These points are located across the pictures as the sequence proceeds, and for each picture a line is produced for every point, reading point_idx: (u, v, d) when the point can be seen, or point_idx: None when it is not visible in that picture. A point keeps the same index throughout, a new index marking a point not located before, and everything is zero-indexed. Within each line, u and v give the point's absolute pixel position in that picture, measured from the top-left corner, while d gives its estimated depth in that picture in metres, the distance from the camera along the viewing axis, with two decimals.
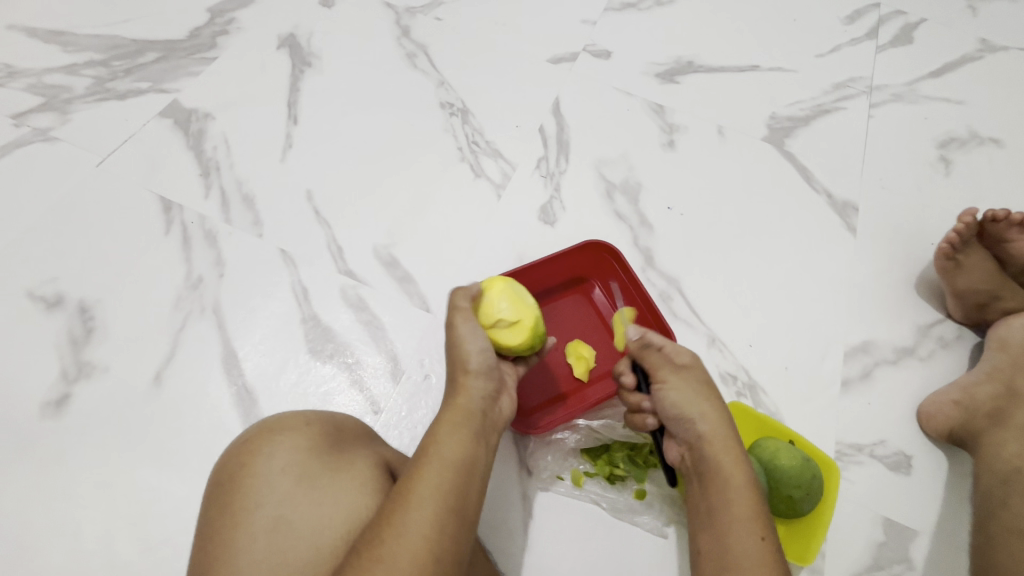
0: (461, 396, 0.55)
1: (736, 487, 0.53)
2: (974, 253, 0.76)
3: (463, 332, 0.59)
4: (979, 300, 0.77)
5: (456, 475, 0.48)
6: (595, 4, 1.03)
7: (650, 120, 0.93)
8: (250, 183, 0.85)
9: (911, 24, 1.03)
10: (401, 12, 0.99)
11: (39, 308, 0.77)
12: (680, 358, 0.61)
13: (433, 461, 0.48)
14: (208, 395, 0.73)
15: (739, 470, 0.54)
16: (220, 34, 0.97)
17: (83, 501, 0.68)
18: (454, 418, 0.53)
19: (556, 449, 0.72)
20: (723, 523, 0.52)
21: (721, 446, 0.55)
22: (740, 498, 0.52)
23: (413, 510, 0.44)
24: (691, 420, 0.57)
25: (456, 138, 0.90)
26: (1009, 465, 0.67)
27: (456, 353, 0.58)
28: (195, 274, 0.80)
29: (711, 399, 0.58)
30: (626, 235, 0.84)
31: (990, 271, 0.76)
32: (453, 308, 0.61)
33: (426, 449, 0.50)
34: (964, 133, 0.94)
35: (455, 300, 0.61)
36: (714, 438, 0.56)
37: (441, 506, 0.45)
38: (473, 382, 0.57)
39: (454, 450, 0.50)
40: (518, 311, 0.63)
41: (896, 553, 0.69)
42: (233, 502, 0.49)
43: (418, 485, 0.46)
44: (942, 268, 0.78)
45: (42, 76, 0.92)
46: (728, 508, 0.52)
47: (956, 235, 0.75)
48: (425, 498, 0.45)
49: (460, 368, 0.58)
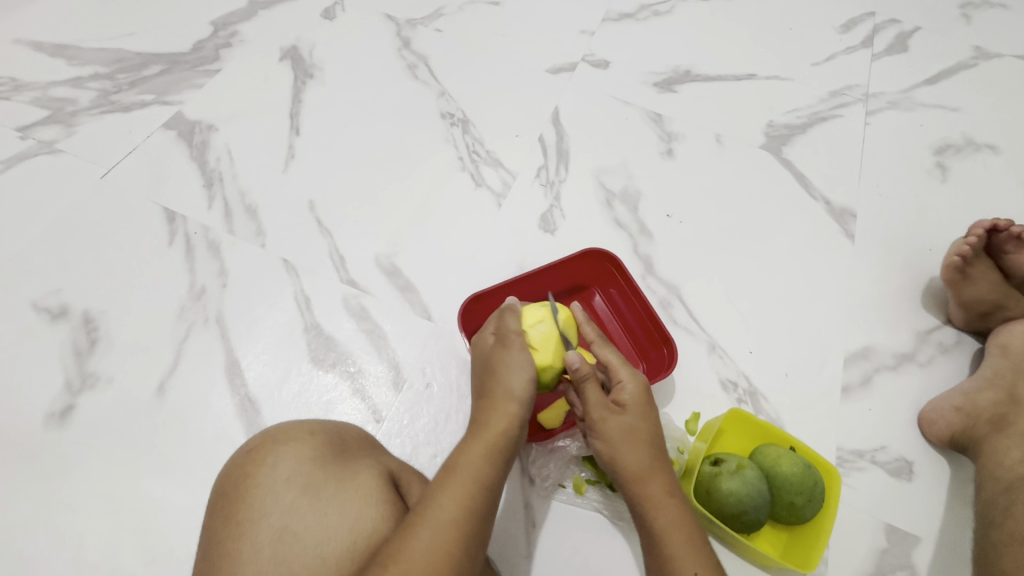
0: (496, 417, 0.56)
1: (668, 530, 0.53)
2: (979, 264, 0.77)
3: (514, 359, 0.60)
4: (986, 310, 0.77)
5: (481, 497, 0.49)
6: (593, 15, 1.04)
7: (650, 129, 0.94)
8: (253, 194, 0.86)
9: (906, 32, 1.04)
10: (402, 24, 1.01)
11: (43, 319, 0.77)
12: (620, 395, 0.60)
13: (462, 480, 0.49)
14: (211, 405, 0.74)
15: (667, 514, 0.54)
16: (223, 47, 0.98)
17: (87, 513, 0.68)
18: (484, 439, 0.54)
19: (558, 457, 0.71)
20: (664, 561, 0.52)
21: (648, 489, 0.56)
22: (669, 542, 0.52)
23: (430, 529, 0.45)
24: (616, 463, 0.57)
25: (456, 148, 0.91)
26: (1011, 473, 0.66)
27: (503, 378, 0.59)
28: (199, 284, 0.80)
29: (645, 438, 0.58)
30: (626, 244, 0.85)
31: (994, 282, 0.77)
32: (504, 331, 0.63)
33: (451, 466, 0.51)
34: (960, 140, 0.94)
35: (506, 322, 0.64)
36: (647, 477, 0.56)
37: (464, 525, 0.46)
38: (512, 407, 0.57)
39: (483, 470, 0.51)
40: (536, 336, 0.63)
41: (899, 560, 0.69)
42: (237, 513, 0.50)
43: (441, 500, 0.47)
44: (950, 279, 0.78)
45: (47, 89, 0.93)
46: (663, 551, 0.52)
47: (967, 247, 0.76)
48: (437, 517, 0.46)
49: (501, 392, 0.58)
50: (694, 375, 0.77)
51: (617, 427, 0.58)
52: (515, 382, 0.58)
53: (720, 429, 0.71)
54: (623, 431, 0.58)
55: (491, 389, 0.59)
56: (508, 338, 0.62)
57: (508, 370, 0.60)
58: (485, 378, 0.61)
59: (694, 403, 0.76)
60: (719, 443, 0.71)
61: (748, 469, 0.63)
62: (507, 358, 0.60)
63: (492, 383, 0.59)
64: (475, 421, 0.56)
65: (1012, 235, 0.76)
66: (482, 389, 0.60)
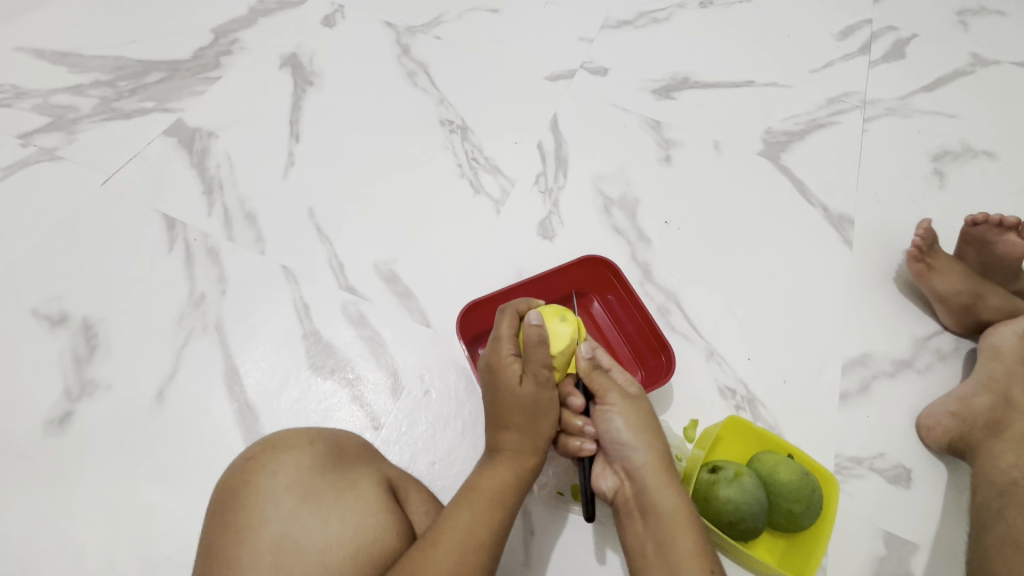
0: (522, 448, 0.58)
1: (681, 519, 0.55)
2: (941, 256, 0.80)
3: (548, 399, 0.60)
4: (964, 301, 0.78)
5: (498, 518, 0.52)
6: (592, 23, 1.04)
7: (648, 136, 0.94)
8: (252, 201, 0.87)
9: (904, 39, 1.04)
10: (402, 32, 1.01)
11: (43, 326, 0.78)
12: (629, 387, 0.63)
13: (482, 502, 0.52)
14: (210, 411, 0.74)
15: (679, 500, 0.56)
16: (223, 54, 0.98)
17: (85, 520, 0.68)
18: (505, 467, 0.57)
19: (557, 463, 0.72)
20: (676, 551, 0.53)
21: (660, 472, 0.57)
22: (684, 525, 0.54)
23: (449, 550, 0.47)
24: (630, 444, 0.59)
25: (455, 155, 0.91)
26: (1005, 476, 0.66)
27: (535, 421, 0.59)
28: (198, 290, 0.81)
29: (651, 428, 0.60)
30: (624, 250, 0.85)
31: (960, 272, 0.79)
32: (533, 364, 0.60)
33: (471, 489, 0.54)
34: (957, 146, 0.95)
35: (537, 358, 0.60)
36: (659, 461, 0.58)
37: (480, 545, 0.49)
38: (537, 443, 0.59)
39: (502, 494, 0.54)
40: (559, 360, 0.63)
41: (897, 568, 0.69)
42: (236, 520, 0.50)
43: (456, 521, 0.50)
44: (916, 272, 0.81)
45: (48, 97, 0.93)
46: (675, 540, 0.53)
47: (919, 239, 0.79)
48: (454, 541, 0.48)
49: (532, 434, 0.59)
50: (693, 382, 0.77)
51: (631, 411, 0.60)
52: (547, 422, 0.60)
53: (718, 436, 0.71)
54: (635, 417, 0.60)
55: (520, 424, 0.59)
56: (541, 373, 0.60)
57: (537, 403, 0.60)
58: (512, 412, 0.59)
59: (692, 410, 0.76)
60: (717, 450, 0.71)
61: (745, 476, 0.63)
62: (540, 399, 0.60)
63: (523, 424, 0.59)
64: (496, 450, 0.59)
65: (992, 225, 0.78)
66: (510, 424, 0.59)
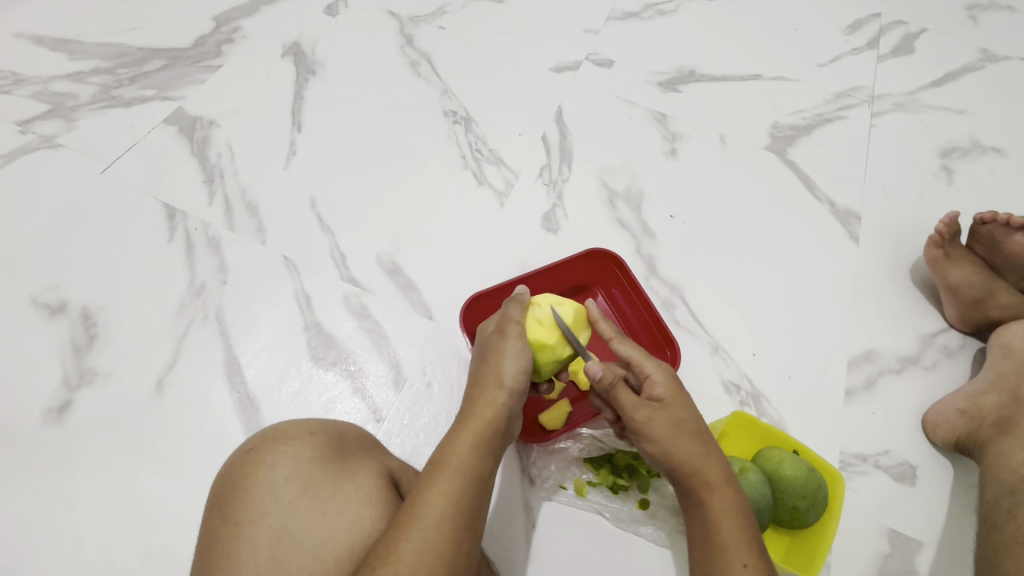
0: (482, 407, 0.55)
1: (721, 519, 0.51)
2: (958, 250, 0.80)
3: (511, 347, 0.58)
4: (975, 295, 0.78)
5: (474, 490, 0.49)
6: (597, 14, 1.03)
7: (653, 129, 0.93)
8: (253, 191, 0.86)
9: (912, 34, 1.03)
10: (405, 21, 1.00)
11: (42, 314, 0.77)
12: (654, 392, 0.56)
13: (456, 474, 0.49)
14: (210, 403, 0.73)
15: (719, 498, 0.52)
16: (225, 42, 0.97)
17: (84, 510, 0.68)
18: (473, 430, 0.53)
19: (559, 458, 0.71)
20: (711, 547, 0.51)
21: (700, 477, 0.53)
22: (721, 531, 0.51)
23: (422, 528, 0.45)
24: (668, 458, 0.54)
25: (459, 146, 0.90)
26: (1015, 475, 0.65)
27: (496, 365, 0.57)
28: (199, 280, 0.80)
29: (686, 431, 0.55)
30: (629, 243, 0.85)
31: (975, 266, 0.79)
32: (504, 321, 0.61)
33: (442, 462, 0.50)
34: (966, 142, 0.94)
35: (510, 313, 0.61)
36: (703, 468, 0.53)
37: (458, 522, 0.46)
38: (501, 394, 0.56)
39: (472, 464, 0.50)
40: (540, 313, 0.63)
41: (902, 566, 0.69)
42: (235, 512, 0.49)
43: (434, 498, 0.47)
44: (932, 258, 0.80)
45: (48, 84, 0.92)
46: (716, 540, 0.51)
47: (943, 227, 0.79)
48: (429, 523, 0.45)
49: (491, 380, 0.56)
50: (698, 378, 0.77)
51: (663, 425, 0.54)
52: (507, 368, 0.57)
53: (724, 433, 0.71)
54: (667, 426, 0.54)
55: (479, 377, 0.57)
56: (508, 329, 0.60)
57: (500, 354, 0.58)
58: (478, 366, 0.59)
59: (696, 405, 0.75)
60: (722, 446, 0.70)
61: (750, 472, 0.62)
62: (503, 347, 0.58)
63: (483, 368, 0.58)
64: (462, 410, 0.55)
65: (999, 224, 0.78)
66: (474, 376, 0.59)
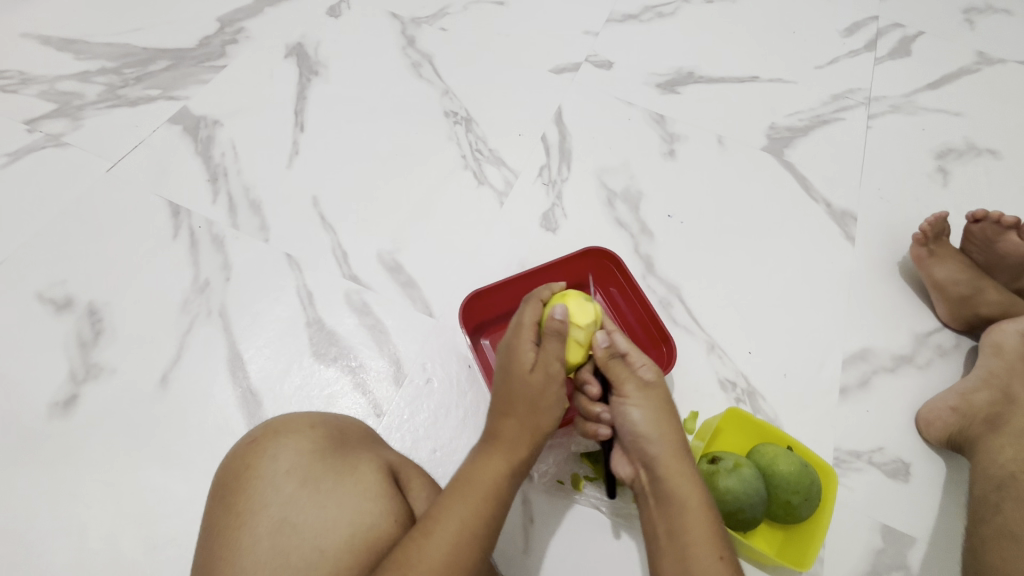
0: (513, 432, 0.56)
1: (693, 511, 0.53)
2: (944, 246, 0.81)
3: (554, 393, 0.59)
4: (963, 293, 0.79)
5: (490, 512, 0.50)
6: (597, 16, 1.04)
7: (651, 130, 0.94)
8: (257, 189, 0.87)
9: (910, 37, 1.04)
10: (407, 23, 1.01)
11: (48, 310, 0.78)
12: (646, 373, 0.60)
13: (474, 493, 0.50)
14: (213, 397, 0.74)
15: (694, 492, 0.54)
16: (229, 43, 0.98)
17: (89, 501, 0.69)
18: (502, 455, 0.55)
19: (557, 453, 0.72)
20: (683, 539, 0.52)
21: (676, 464, 0.55)
22: (694, 519, 0.52)
23: (437, 537, 0.46)
24: (647, 436, 0.57)
25: (459, 146, 0.91)
26: (1003, 470, 0.66)
27: (536, 408, 0.58)
28: (203, 277, 0.81)
29: (672, 419, 0.58)
30: (627, 243, 0.86)
31: (964, 265, 0.80)
32: (545, 357, 0.59)
33: (465, 480, 0.52)
34: (961, 144, 0.95)
35: (552, 352, 0.59)
36: (677, 458, 0.56)
37: (472, 539, 0.48)
38: (536, 434, 0.57)
39: (495, 487, 0.52)
40: (582, 337, 0.61)
41: (894, 560, 0.70)
42: (237, 502, 0.50)
43: (449, 513, 0.48)
44: (918, 256, 0.81)
45: (54, 83, 0.93)
46: (684, 534, 0.52)
47: (927, 227, 0.80)
48: (444, 536, 0.47)
49: (529, 425, 0.57)
50: (695, 375, 0.77)
51: (651, 401, 0.58)
52: (545, 419, 0.58)
53: (718, 428, 0.72)
54: (654, 406, 0.58)
55: (512, 406, 0.57)
56: (552, 366, 0.59)
57: (541, 396, 0.58)
58: (513, 403, 0.57)
59: (693, 402, 0.76)
60: (717, 441, 0.72)
61: (745, 467, 0.63)
62: (548, 393, 0.58)
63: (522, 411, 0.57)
64: (489, 432, 0.57)
65: (990, 222, 0.78)
66: (502, 403, 0.58)
